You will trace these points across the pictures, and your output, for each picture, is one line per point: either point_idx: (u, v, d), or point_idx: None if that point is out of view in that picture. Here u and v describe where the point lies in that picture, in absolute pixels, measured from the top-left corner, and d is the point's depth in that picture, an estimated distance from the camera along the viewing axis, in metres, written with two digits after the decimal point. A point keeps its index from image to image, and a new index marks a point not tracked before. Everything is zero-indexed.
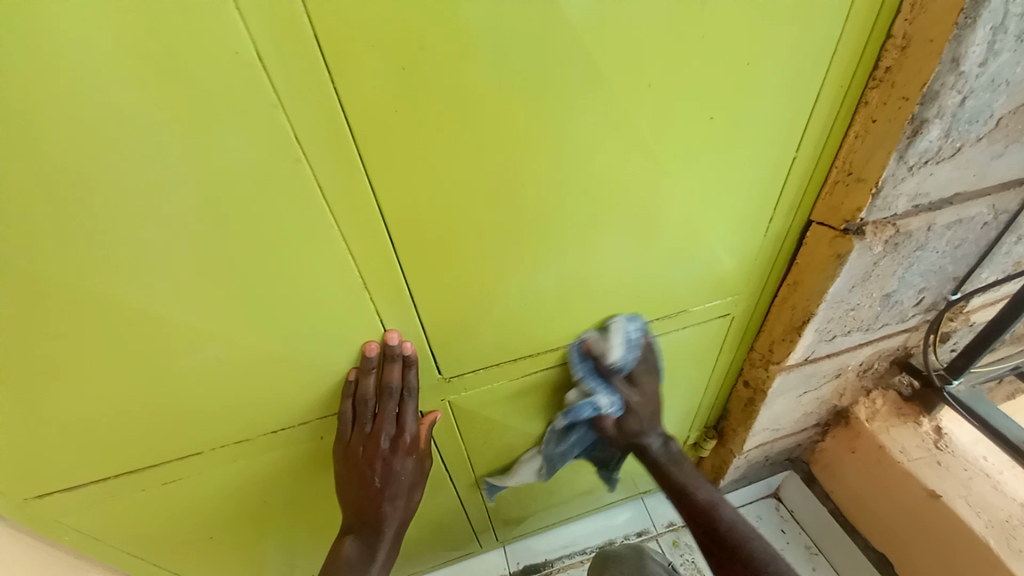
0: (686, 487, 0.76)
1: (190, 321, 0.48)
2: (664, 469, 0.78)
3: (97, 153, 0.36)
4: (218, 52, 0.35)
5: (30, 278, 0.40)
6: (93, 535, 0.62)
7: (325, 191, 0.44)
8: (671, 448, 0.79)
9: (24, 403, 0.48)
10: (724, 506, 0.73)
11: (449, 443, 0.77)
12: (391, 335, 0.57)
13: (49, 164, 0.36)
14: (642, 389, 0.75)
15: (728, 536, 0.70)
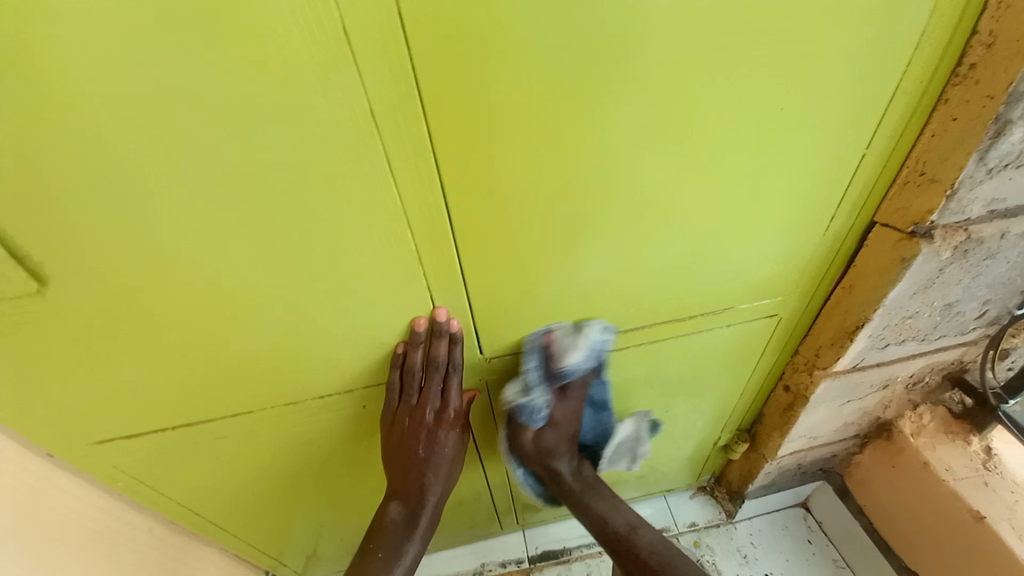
0: (605, 518, 0.73)
1: (253, 285, 0.49)
2: (580, 496, 0.75)
3: (185, 116, 0.38)
4: (303, 20, 0.35)
5: (113, 233, 0.42)
6: (146, 483, 0.66)
7: (390, 165, 0.44)
8: (586, 475, 0.78)
9: (97, 352, 0.50)
10: (643, 530, 0.71)
11: (483, 423, 0.78)
12: (439, 312, 0.57)
13: (141, 124, 0.37)
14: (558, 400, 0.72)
15: (649, 559, 0.67)
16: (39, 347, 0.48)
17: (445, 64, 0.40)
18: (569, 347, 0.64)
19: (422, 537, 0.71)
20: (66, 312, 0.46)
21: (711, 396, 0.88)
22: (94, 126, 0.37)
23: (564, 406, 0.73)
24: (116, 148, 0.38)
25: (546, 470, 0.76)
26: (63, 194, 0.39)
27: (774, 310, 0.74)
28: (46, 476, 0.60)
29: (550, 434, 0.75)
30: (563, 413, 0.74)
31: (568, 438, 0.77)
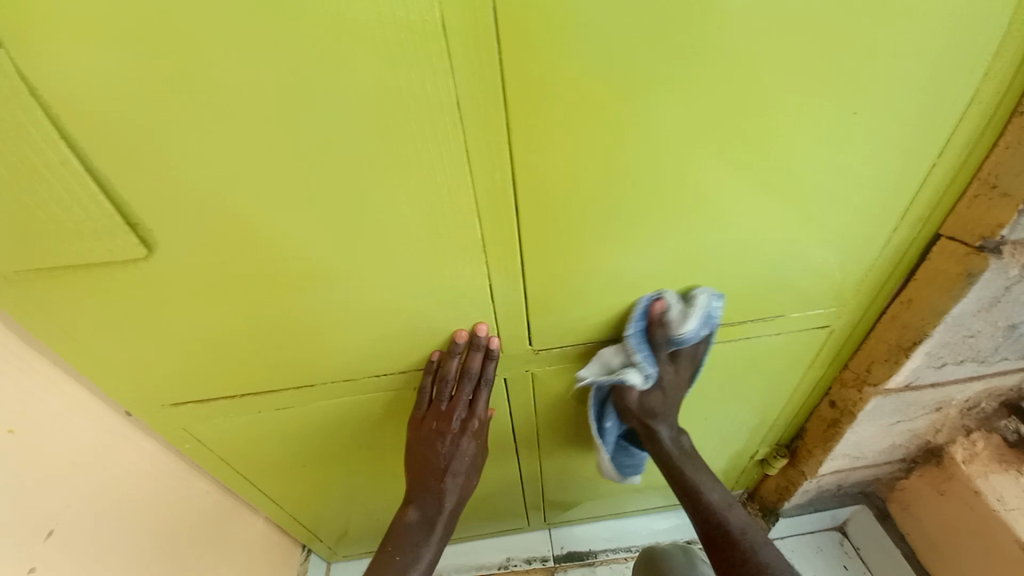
0: (698, 489, 0.72)
1: (328, 264, 0.52)
2: (677, 464, 0.73)
3: (289, 103, 0.41)
4: (406, 18, 0.38)
5: (211, 209, 0.46)
6: (208, 446, 0.71)
7: (469, 156, 0.47)
8: (685, 445, 0.75)
9: (182, 320, 0.54)
10: (734, 510, 0.70)
11: (523, 415, 0.80)
12: (479, 327, 0.62)
13: (250, 109, 0.41)
14: (671, 371, 0.70)
15: (740, 540, 0.67)
16: (135, 311, 0.53)
17: (532, 61, 0.42)
18: (677, 314, 0.63)
19: (437, 542, 0.71)
20: (161, 281, 0.50)
21: (753, 406, 0.87)
22: (211, 111, 0.40)
23: (677, 374, 0.70)
24: (228, 131, 0.41)
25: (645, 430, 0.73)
26: (175, 171, 0.43)
27: (827, 321, 0.73)
28: (122, 432, 0.65)
29: (661, 403, 0.71)
30: (679, 384, 0.71)
31: (676, 404, 0.73)
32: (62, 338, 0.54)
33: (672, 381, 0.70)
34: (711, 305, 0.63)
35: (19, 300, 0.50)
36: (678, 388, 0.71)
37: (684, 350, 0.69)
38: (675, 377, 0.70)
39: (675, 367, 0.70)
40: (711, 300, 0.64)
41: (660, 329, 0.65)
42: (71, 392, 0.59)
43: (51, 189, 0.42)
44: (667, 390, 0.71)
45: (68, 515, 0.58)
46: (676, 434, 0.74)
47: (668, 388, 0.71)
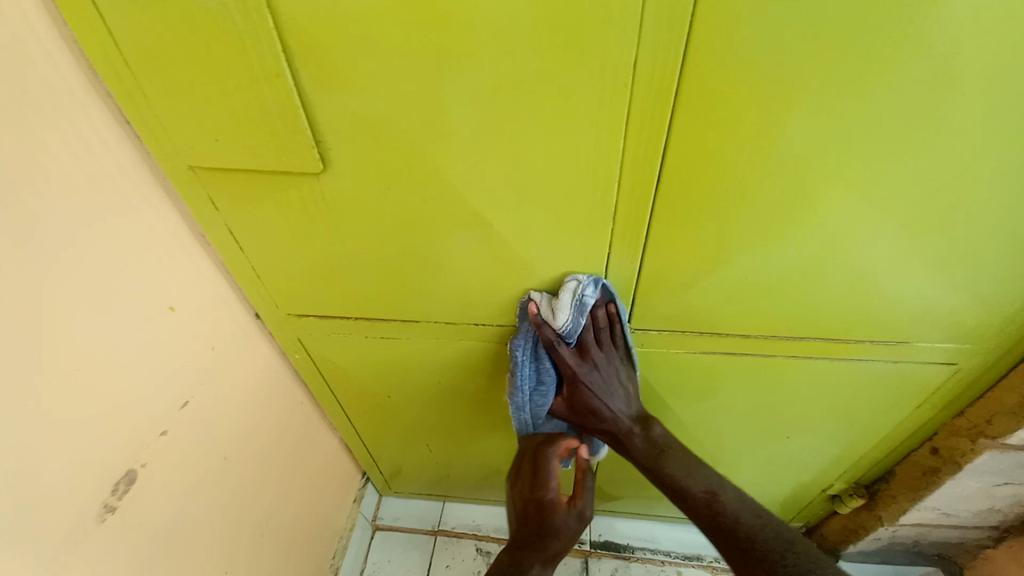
0: (682, 485, 0.63)
1: (467, 207, 0.55)
2: (650, 464, 0.65)
3: (479, 48, 0.43)
4: None
5: (382, 139, 0.50)
6: (314, 357, 0.79)
7: (629, 122, 0.48)
8: (657, 434, 0.66)
9: (327, 238, 0.60)
10: (726, 494, 0.62)
11: None
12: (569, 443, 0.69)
13: (444, 49, 0.43)
14: (587, 366, 0.65)
15: (743, 533, 0.60)
16: (292, 223, 0.58)
17: (722, 29, 0.42)
18: (550, 310, 0.62)
19: None
20: (322, 198, 0.55)
21: (841, 435, 0.83)
22: (409, 47, 0.43)
23: (597, 365, 0.64)
24: (419, 66, 0.44)
25: (600, 431, 0.67)
26: (363, 98, 0.47)
27: (953, 358, 0.67)
28: (252, 333, 0.73)
29: (600, 400, 0.65)
30: (606, 373, 0.65)
31: (613, 386, 0.66)
32: (227, 235, 0.62)
33: (601, 371, 0.65)
34: (584, 289, 0.60)
35: (204, 196, 0.58)
36: (615, 378, 0.65)
37: (590, 339, 0.64)
38: (594, 371, 0.64)
39: (593, 359, 0.64)
40: (591, 283, 0.60)
41: (542, 332, 0.63)
42: (221, 287, 0.66)
43: (259, 100, 0.47)
44: (598, 386, 0.65)
45: (203, 394, 0.65)
46: (640, 423, 0.66)
47: (598, 384, 0.65)
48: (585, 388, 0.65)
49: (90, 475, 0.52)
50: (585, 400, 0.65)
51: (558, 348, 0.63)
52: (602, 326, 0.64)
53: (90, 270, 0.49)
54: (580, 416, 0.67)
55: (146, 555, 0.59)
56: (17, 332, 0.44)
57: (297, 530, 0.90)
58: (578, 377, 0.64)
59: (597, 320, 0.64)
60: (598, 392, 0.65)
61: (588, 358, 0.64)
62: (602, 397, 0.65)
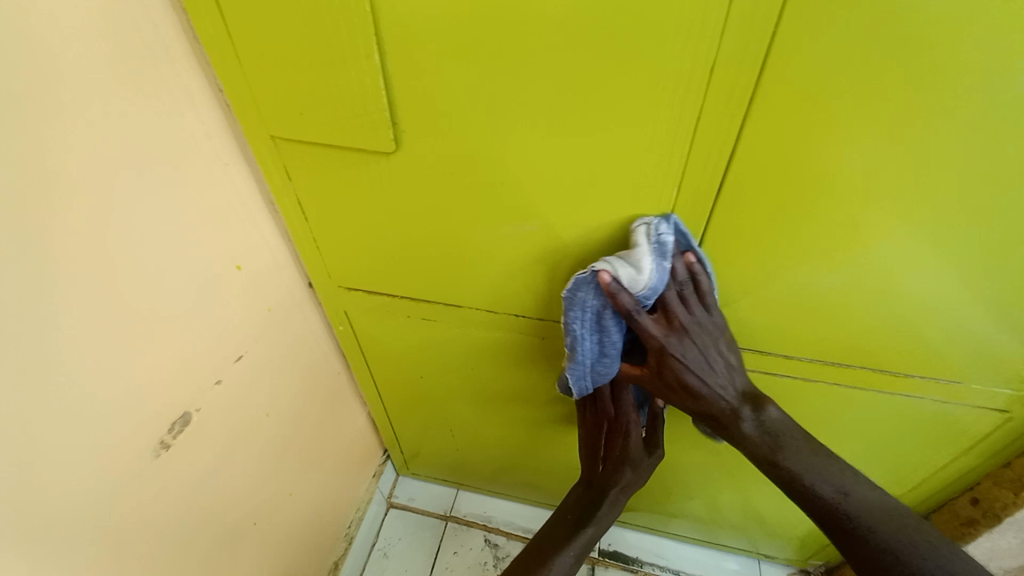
0: (803, 480, 0.59)
1: (526, 200, 0.57)
2: (765, 450, 0.60)
3: (560, 49, 0.45)
4: None
5: (454, 127, 0.52)
6: (356, 330, 0.83)
7: (696, 131, 0.49)
8: (770, 419, 0.61)
9: (387, 217, 0.63)
10: (855, 495, 0.58)
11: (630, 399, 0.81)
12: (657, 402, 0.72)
13: (526, 47, 0.45)
14: (676, 337, 0.58)
15: (873, 538, 0.57)
16: (357, 198, 0.62)
17: (802, 49, 0.42)
18: (628, 270, 0.55)
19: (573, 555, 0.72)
20: (388, 176, 0.58)
21: (874, 470, 0.81)
22: (494, 43, 0.45)
23: (685, 332, 0.59)
24: (499, 62, 0.47)
25: (697, 410, 0.63)
26: (442, 87, 0.49)
27: (1007, 406, 0.65)
28: (303, 300, 0.76)
29: (695, 374, 0.60)
30: (700, 341, 0.59)
31: (706, 358, 0.60)
32: (294, 203, 0.65)
33: (695, 342, 0.59)
34: (658, 230, 0.54)
35: (278, 164, 0.61)
36: (711, 350, 0.59)
37: (675, 301, 0.58)
38: (683, 342, 0.59)
39: (682, 324, 0.58)
40: (669, 224, 0.55)
41: (618, 302, 0.56)
42: (283, 254, 0.71)
43: (345, 77, 0.50)
44: (691, 357, 0.59)
45: (255, 352, 0.69)
46: (749, 403, 0.61)
47: (691, 355, 0.59)
48: (674, 361, 0.59)
49: (152, 410, 0.56)
50: (676, 374, 0.60)
51: (639, 318, 0.57)
52: (684, 281, 0.58)
53: (173, 222, 0.54)
54: (671, 391, 0.62)
55: (190, 494, 0.63)
56: (109, 270, 0.48)
57: (320, 495, 0.93)
58: (666, 350, 0.59)
59: (678, 272, 0.58)
60: (692, 364, 0.59)
61: (675, 325, 0.58)
62: (696, 370, 0.60)
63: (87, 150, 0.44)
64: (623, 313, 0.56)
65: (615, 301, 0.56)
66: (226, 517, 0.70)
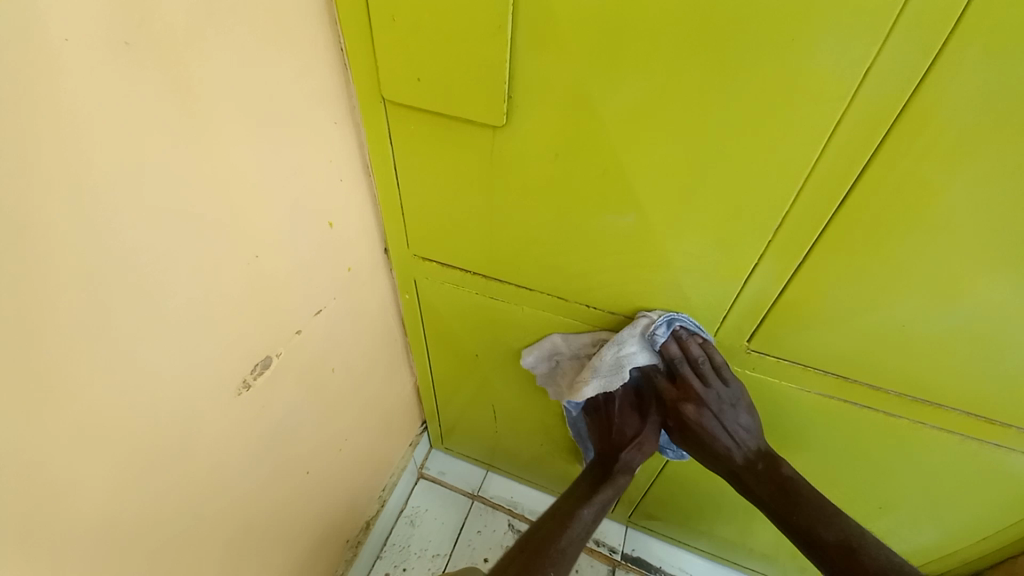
0: (811, 528, 0.61)
1: (627, 193, 0.56)
2: (772, 501, 0.64)
3: (699, 41, 0.44)
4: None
5: (572, 109, 0.52)
6: (421, 300, 0.84)
7: (827, 142, 0.47)
8: (783, 473, 0.64)
9: (480, 192, 0.63)
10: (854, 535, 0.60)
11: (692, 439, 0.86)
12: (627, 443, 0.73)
13: (664, 36, 0.45)
14: (690, 404, 0.66)
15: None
16: (453, 169, 0.62)
17: (965, 68, 0.40)
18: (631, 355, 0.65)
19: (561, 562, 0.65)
20: (491, 152, 0.58)
21: (938, 519, 0.77)
22: (633, 28, 0.45)
23: (698, 401, 0.65)
24: (632, 48, 0.46)
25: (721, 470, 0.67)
26: (567, 68, 0.49)
27: None
28: (378, 265, 0.78)
29: (715, 439, 0.66)
30: (719, 410, 0.65)
31: (726, 425, 0.66)
32: (391, 170, 0.67)
33: (712, 408, 0.65)
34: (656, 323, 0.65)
35: (383, 128, 0.63)
36: (731, 418, 0.65)
37: (688, 373, 0.65)
38: (699, 412, 0.65)
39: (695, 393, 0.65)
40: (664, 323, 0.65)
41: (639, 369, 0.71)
42: (367, 218, 0.72)
43: (473, 49, 0.50)
44: (710, 421, 0.65)
45: (332, 308, 0.71)
46: (767, 462, 0.65)
47: (709, 420, 0.65)
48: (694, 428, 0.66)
49: (244, 351, 0.59)
50: (696, 439, 0.67)
51: (657, 380, 0.69)
52: (695, 358, 0.65)
53: (283, 171, 0.56)
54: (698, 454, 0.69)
55: (260, 432, 0.66)
56: (227, 208, 0.50)
57: (363, 454, 0.96)
58: (683, 412, 0.67)
59: (688, 351, 0.65)
60: (710, 430, 0.66)
61: (688, 395, 0.65)
62: (716, 434, 0.66)
63: (227, 90, 0.46)
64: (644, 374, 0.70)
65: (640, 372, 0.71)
66: (285, 461, 0.73)
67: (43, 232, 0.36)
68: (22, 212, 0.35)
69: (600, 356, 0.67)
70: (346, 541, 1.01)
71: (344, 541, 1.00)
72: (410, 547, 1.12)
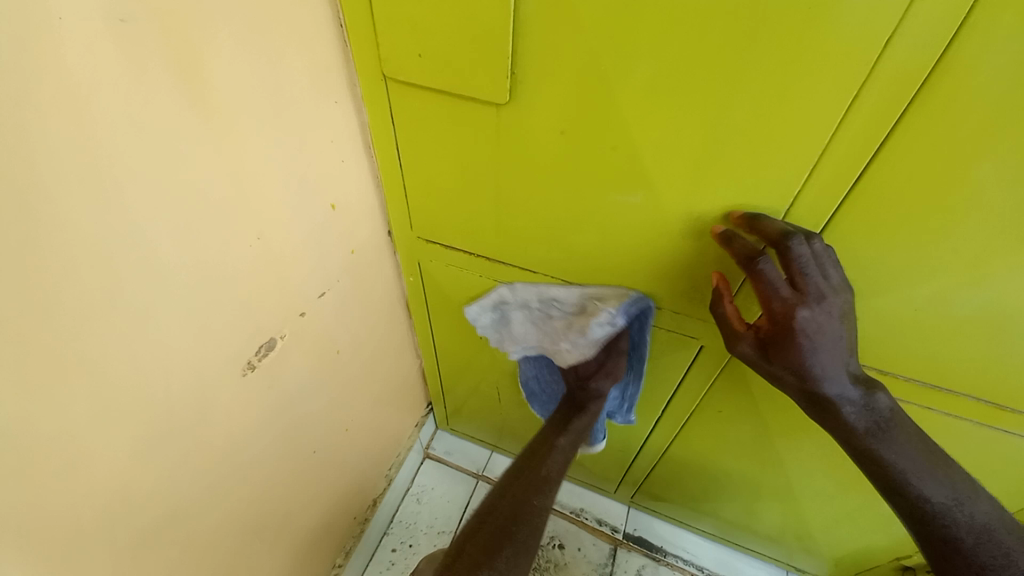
0: (895, 466, 0.56)
1: (635, 173, 0.55)
2: (861, 433, 0.56)
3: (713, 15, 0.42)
4: None
5: (580, 86, 0.51)
6: (425, 282, 0.84)
7: (844, 119, 0.45)
8: (879, 404, 0.56)
9: (485, 173, 0.62)
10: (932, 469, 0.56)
11: (694, 423, 0.86)
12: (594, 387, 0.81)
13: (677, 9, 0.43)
14: (810, 307, 0.52)
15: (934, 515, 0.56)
16: (458, 148, 0.61)
17: (991, 42, 0.38)
18: (599, 321, 0.71)
19: (548, 492, 0.72)
20: (496, 129, 0.57)
21: None
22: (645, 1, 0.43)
23: (819, 300, 0.52)
24: (644, 23, 0.45)
25: (811, 394, 0.57)
26: (576, 43, 0.48)
27: None
28: (383, 247, 0.78)
29: (820, 356, 0.54)
30: (833, 313, 0.52)
31: (840, 341, 0.54)
32: (394, 149, 0.66)
33: (830, 315, 0.52)
34: (628, 304, 0.69)
35: (385, 106, 0.61)
36: (844, 329, 0.53)
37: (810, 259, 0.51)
38: (818, 313, 0.52)
39: (816, 289, 0.51)
40: (632, 301, 0.69)
41: (735, 246, 0.54)
42: (371, 199, 0.72)
43: (479, 24, 0.49)
44: (823, 335, 0.53)
45: (338, 289, 0.71)
46: (861, 388, 0.56)
47: (822, 333, 0.53)
48: (803, 334, 0.53)
49: (251, 333, 0.59)
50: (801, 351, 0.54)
51: (765, 265, 0.52)
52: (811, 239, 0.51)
53: (287, 152, 0.55)
54: (783, 370, 0.56)
55: (268, 412, 0.67)
56: (232, 190, 0.50)
57: (370, 434, 0.97)
58: (795, 319, 0.52)
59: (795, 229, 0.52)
60: (817, 346, 0.53)
61: (809, 293, 0.51)
62: (823, 353, 0.54)
63: (228, 71, 0.46)
64: (742, 259, 0.53)
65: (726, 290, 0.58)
66: (292, 440, 0.74)
67: (48, 217, 0.36)
68: (24, 196, 0.35)
69: (577, 331, 0.75)
70: (355, 518, 1.03)
71: (352, 518, 1.02)
72: (417, 524, 1.14)
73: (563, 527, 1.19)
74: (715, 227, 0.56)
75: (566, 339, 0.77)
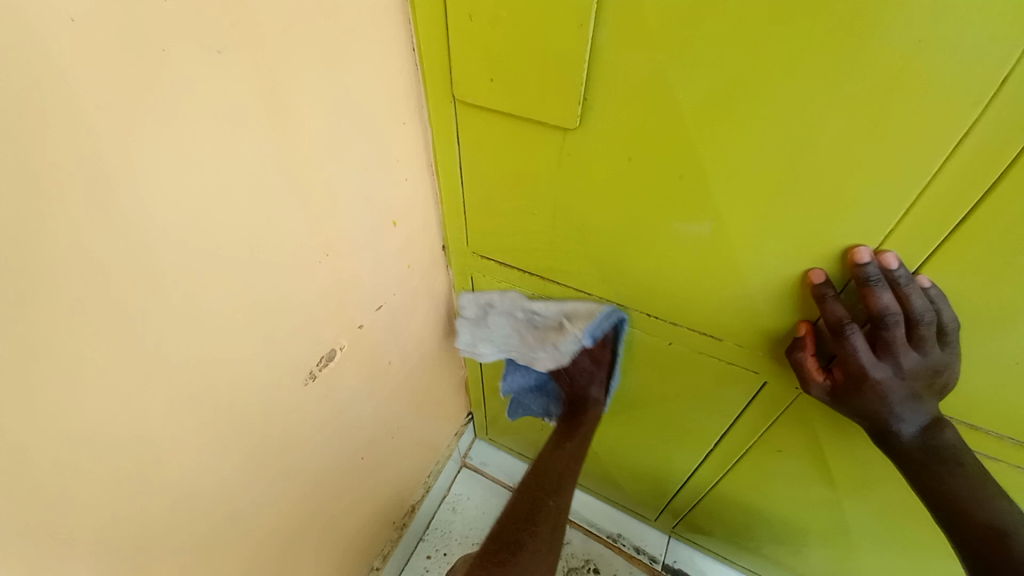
0: (965, 512, 0.52)
1: (703, 203, 0.53)
2: (927, 470, 0.54)
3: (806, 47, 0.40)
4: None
5: (652, 115, 0.49)
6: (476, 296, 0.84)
7: (948, 159, 0.41)
8: (959, 453, 0.54)
9: (545, 194, 0.62)
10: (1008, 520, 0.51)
11: (747, 460, 0.82)
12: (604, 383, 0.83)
13: (763, 41, 0.41)
14: (886, 368, 0.53)
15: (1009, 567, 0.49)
16: (519, 170, 0.61)
17: None
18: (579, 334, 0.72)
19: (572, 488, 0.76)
20: (559, 154, 0.57)
21: None
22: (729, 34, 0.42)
23: (899, 368, 0.52)
24: (725, 54, 0.43)
25: (879, 434, 0.57)
26: (650, 73, 0.47)
27: None
28: (437, 260, 0.79)
29: (892, 406, 0.55)
30: (915, 372, 0.52)
31: (918, 396, 0.54)
32: (456, 167, 0.66)
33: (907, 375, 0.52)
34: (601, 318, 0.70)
35: (451, 126, 0.62)
36: (920, 385, 0.53)
37: (899, 333, 0.50)
38: (895, 375, 0.53)
39: (897, 360, 0.52)
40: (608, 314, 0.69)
41: (828, 309, 0.52)
42: (430, 214, 0.73)
43: (550, 51, 0.48)
44: (896, 390, 0.54)
45: (392, 303, 0.73)
46: (939, 437, 0.55)
47: (895, 388, 0.54)
48: (873, 390, 0.54)
49: (310, 342, 0.61)
50: (866, 404, 0.56)
51: (849, 331, 0.52)
52: (914, 313, 0.49)
53: (354, 172, 0.57)
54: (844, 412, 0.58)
55: (321, 418, 0.69)
56: (303, 209, 0.52)
57: (412, 442, 0.99)
58: (868, 375, 0.53)
59: (906, 300, 0.49)
60: (888, 399, 0.54)
61: (886, 359, 0.53)
62: (894, 403, 0.54)
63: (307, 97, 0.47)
64: (831, 324, 0.52)
65: (821, 309, 0.53)
66: (341, 446, 0.76)
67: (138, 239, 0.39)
68: (120, 219, 0.37)
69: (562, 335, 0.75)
70: (392, 523, 1.05)
71: (390, 522, 1.04)
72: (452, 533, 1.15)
73: (597, 551, 1.16)
74: (815, 275, 0.53)
75: (543, 349, 0.79)
